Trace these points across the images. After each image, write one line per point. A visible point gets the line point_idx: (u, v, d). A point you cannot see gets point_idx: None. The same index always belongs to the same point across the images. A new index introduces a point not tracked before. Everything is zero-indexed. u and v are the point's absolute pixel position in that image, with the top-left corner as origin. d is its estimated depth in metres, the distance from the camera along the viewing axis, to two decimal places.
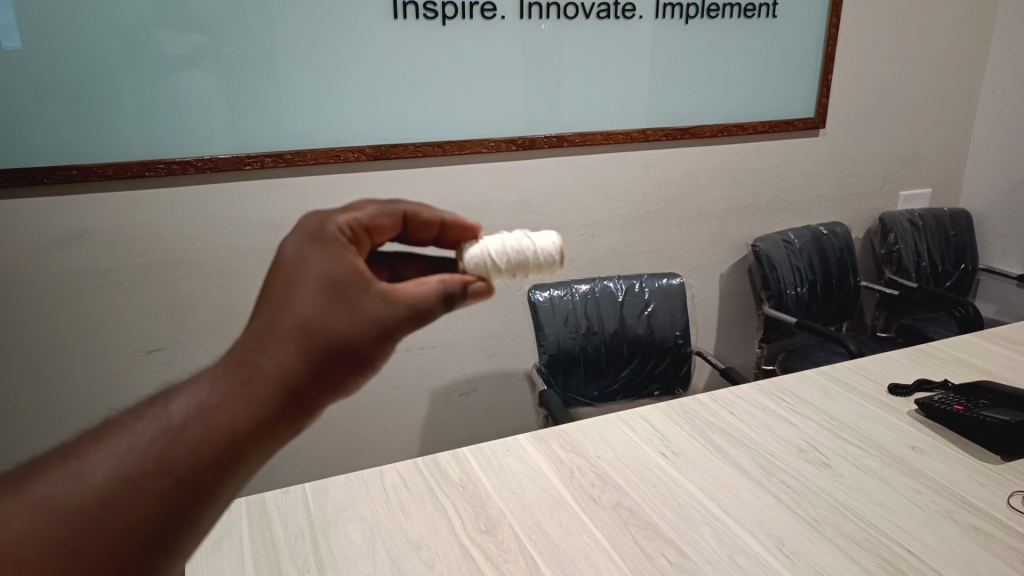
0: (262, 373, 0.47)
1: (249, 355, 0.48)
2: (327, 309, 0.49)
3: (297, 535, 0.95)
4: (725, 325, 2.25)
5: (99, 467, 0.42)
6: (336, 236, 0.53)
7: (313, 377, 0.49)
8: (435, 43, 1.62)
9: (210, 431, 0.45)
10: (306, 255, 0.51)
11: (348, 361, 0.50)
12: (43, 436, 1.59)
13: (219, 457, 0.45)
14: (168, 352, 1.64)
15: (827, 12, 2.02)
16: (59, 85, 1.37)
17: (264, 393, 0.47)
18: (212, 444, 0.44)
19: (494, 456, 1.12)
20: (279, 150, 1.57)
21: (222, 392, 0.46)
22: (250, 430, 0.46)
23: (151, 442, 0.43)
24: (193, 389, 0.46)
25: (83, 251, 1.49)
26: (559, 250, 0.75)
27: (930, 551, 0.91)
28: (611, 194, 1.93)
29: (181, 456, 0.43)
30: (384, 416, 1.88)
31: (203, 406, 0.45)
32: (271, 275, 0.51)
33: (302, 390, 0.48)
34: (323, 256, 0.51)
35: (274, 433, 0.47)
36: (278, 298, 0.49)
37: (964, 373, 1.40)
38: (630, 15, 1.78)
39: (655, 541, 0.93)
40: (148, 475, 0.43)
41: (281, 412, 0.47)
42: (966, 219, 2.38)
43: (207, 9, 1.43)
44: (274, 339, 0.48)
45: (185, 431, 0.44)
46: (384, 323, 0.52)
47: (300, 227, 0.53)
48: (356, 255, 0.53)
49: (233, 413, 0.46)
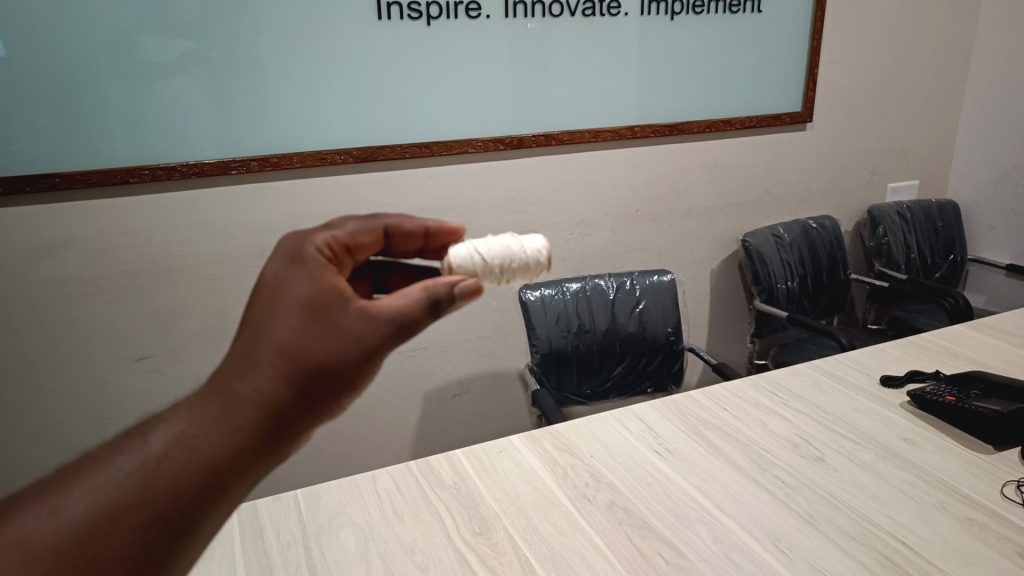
0: (242, 399, 0.46)
1: (229, 382, 0.47)
2: (308, 331, 0.49)
3: (289, 541, 0.94)
4: (717, 321, 2.25)
5: (76, 502, 0.41)
6: (316, 255, 0.52)
7: (296, 401, 0.48)
8: (421, 44, 1.61)
9: (191, 462, 0.44)
10: (285, 277, 0.50)
11: (331, 384, 0.49)
12: (32, 448, 1.57)
13: (200, 488, 0.44)
14: (156, 359, 1.62)
15: (812, 7, 2.03)
16: (41, 93, 1.35)
17: (245, 420, 0.46)
18: (194, 475, 0.44)
19: (487, 458, 1.11)
20: (265, 154, 1.55)
21: (203, 419, 0.46)
22: (232, 459, 0.45)
23: (130, 476, 0.43)
24: (172, 420, 0.46)
25: (68, 260, 1.47)
26: (545, 254, 0.75)
27: (926, 545, 0.91)
28: (601, 192, 1.92)
29: (161, 489, 0.43)
30: (377, 419, 1.87)
31: (183, 436, 0.45)
32: (252, 298, 0.50)
33: (284, 415, 0.47)
34: (302, 277, 0.50)
35: (257, 461, 0.47)
36: (257, 323, 0.48)
37: (956, 364, 1.40)
38: (616, 12, 1.78)
39: (651, 540, 0.92)
40: (128, 508, 0.42)
41: (263, 438, 0.47)
42: (954, 210, 2.40)
43: (190, 12, 1.41)
44: (254, 364, 0.47)
45: (166, 462, 0.44)
46: (367, 340, 0.51)
47: (280, 248, 0.53)
48: (336, 274, 0.52)
49: (213, 442, 0.45)
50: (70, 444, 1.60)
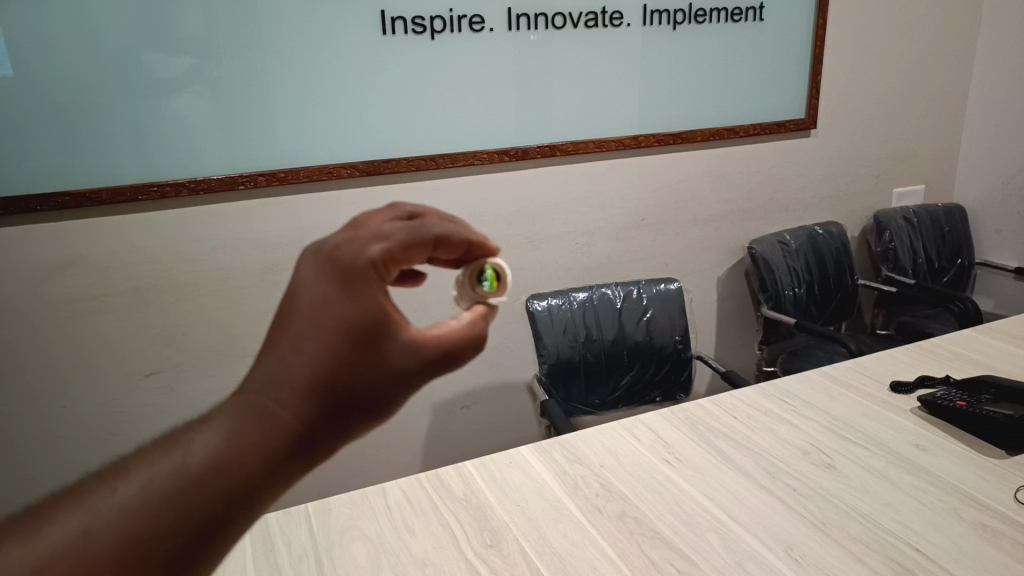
0: (276, 422, 0.46)
1: (263, 402, 0.46)
2: (347, 357, 0.48)
3: (301, 555, 0.94)
4: (725, 329, 2.25)
5: (111, 522, 0.42)
6: (366, 273, 0.49)
7: (326, 425, 0.48)
8: (426, 59, 1.63)
9: (224, 488, 0.44)
10: (329, 296, 0.48)
11: (364, 411, 0.49)
12: (45, 466, 1.58)
13: (231, 510, 0.45)
14: (166, 375, 1.63)
15: (814, 14, 2.04)
16: (50, 114, 1.37)
17: (276, 444, 0.46)
18: (226, 498, 0.44)
19: (497, 469, 1.11)
20: (271, 169, 1.56)
21: (237, 440, 0.45)
22: (263, 481, 0.46)
23: (165, 497, 0.43)
24: (207, 437, 0.45)
25: (79, 277, 1.48)
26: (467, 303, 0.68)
27: (939, 551, 0.90)
28: (605, 202, 1.93)
29: (196, 513, 0.44)
30: (386, 432, 1.87)
31: (219, 459, 0.44)
32: (291, 313, 0.49)
33: (312, 438, 0.47)
34: (347, 299, 0.48)
35: (285, 481, 0.47)
36: (293, 342, 0.48)
37: (966, 369, 1.40)
38: (618, 23, 1.79)
39: (663, 550, 0.92)
40: (163, 528, 0.43)
41: (291, 460, 0.47)
42: (960, 214, 2.39)
43: (196, 29, 1.43)
44: (291, 387, 0.47)
45: (201, 486, 0.44)
46: (401, 369, 0.50)
47: (327, 257, 0.50)
48: (382, 293, 0.50)
49: (246, 466, 0.45)
50: (80, 459, 1.61)
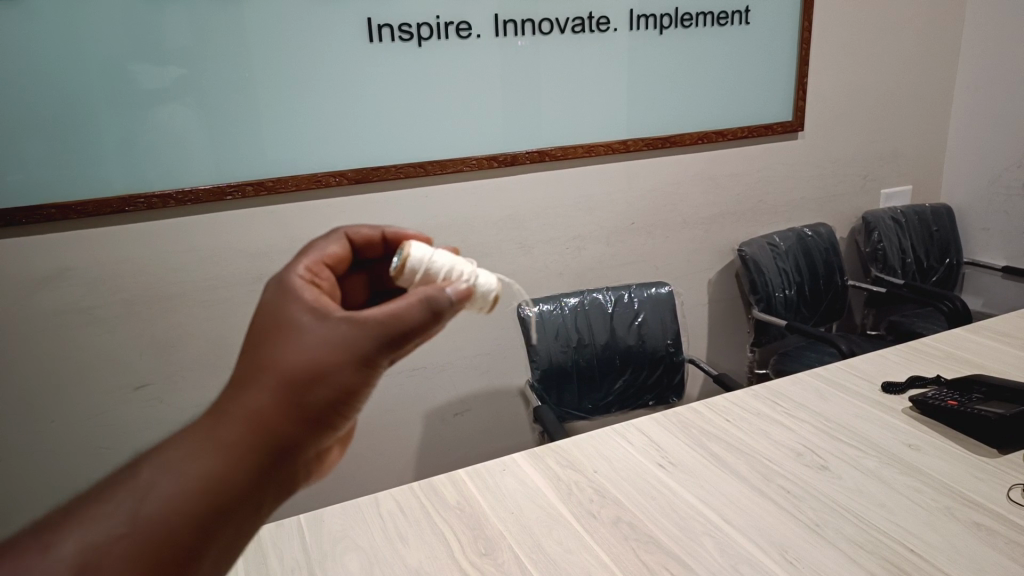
0: (233, 421, 0.48)
1: (222, 407, 0.49)
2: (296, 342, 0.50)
3: (292, 569, 0.93)
4: (716, 331, 2.25)
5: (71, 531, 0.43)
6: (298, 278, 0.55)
7: (288, 415, 0.49)
8: (412, 66, 1.62)
9: (183, 489, 0.45)
10: (271, 302, 0.53)
11: (324, 391, 0.49)
12: (32, 485, 1.56)
13: (197, 511, 0.45)
14: (155, 388, 1.61)
15: (799, 17, 2.05)
16: (34, 126, 1.36)
17: (234, 438, 0.47)
18: (188, 497, 0.45)
19: (490, 477, 1.11)
20: (258, 178, 1.55)
21: (198, 443, 0.47)
22: (227, 479, 0.46)
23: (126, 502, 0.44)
24: (171, 447, 0.47)
25: (65, 289, 1.47)
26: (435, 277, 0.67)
27: (935, 551, 0.90)
28: (594, 206, 1.93)
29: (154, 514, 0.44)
30: (378, 442, 1.86)
31: (180, 462, 0.46)
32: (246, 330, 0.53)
33: (274, 429, 0.48)
34: (287, 298, 0.52)
35: (254, 478, 0.47)
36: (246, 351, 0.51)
37: (956, 367, 1.40)
38: (605, 28, 1.79)
39: (658, 555, 0.91)
40: (123, 532, 0.43)
41: (256, 455, 0.47)
42: (947, 214, 2.41)
43: (180, 37, 1.41)
44: (246, 384, 0.49)
45: (160, 488, 0.45)
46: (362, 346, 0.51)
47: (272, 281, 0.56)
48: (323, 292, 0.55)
49: (205, 464, 0.46)
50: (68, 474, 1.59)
